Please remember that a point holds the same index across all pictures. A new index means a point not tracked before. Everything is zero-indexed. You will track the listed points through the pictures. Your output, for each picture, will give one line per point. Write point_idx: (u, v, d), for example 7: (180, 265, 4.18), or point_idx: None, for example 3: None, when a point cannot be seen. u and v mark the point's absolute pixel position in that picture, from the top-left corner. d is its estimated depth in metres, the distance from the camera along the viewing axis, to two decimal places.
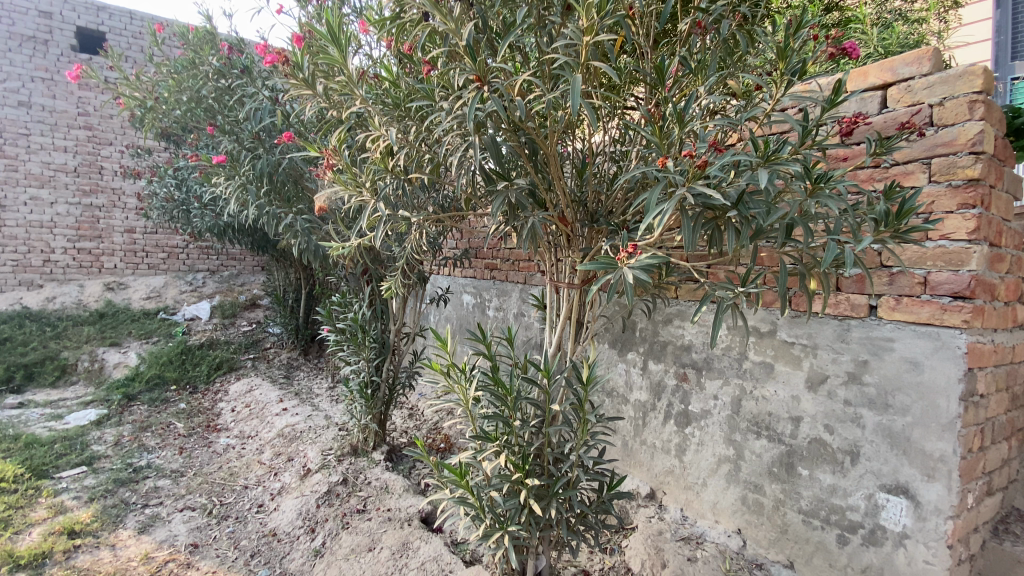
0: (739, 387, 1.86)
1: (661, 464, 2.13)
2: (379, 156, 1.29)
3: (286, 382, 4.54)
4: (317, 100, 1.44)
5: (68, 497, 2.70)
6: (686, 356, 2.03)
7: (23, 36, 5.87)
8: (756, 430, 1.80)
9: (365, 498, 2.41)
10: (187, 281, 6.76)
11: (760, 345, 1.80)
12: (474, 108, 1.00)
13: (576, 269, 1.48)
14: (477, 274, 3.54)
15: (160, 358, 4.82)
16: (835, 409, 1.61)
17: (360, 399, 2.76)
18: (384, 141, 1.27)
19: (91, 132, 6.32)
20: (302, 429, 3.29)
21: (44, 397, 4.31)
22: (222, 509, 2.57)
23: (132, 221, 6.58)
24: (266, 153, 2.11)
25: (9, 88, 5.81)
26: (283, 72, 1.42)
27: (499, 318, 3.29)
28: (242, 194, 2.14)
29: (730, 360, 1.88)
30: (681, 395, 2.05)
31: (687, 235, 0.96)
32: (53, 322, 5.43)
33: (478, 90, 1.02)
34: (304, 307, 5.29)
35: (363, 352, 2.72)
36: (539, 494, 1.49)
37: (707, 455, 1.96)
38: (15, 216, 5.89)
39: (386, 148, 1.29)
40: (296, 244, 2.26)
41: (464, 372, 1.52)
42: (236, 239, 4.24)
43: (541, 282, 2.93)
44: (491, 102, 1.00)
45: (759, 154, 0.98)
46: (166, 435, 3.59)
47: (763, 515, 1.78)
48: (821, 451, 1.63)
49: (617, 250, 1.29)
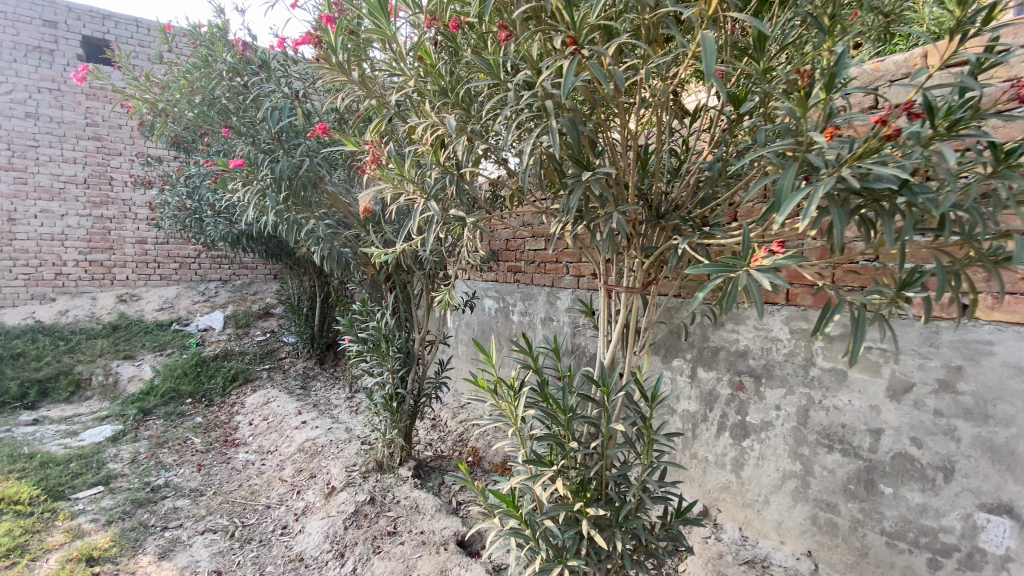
0: (806, 396, 1.71)
1: (715, 479, 1.98)
2: (430, 149, 1.14)
3: (303, 393, 4.43)
4: (352, 87, 1.32)
5: (84, 520, 2.59)
6: (742, 363, 1.89)
7: (29, 47, 5.82)
8: (828, 443, 1.65)
9: (395, 518, 2.27)
10: (199, 291, 6.68)
11: (829, 350, 1.66)
12: (571, 78, 0.85)
13: (637, 271, 1.30)
14: (500, 277, 3.40)
15: (175, 371, 4.72)
16: (923, 420, 1.45)
17: (385, 413, 2.62)
18: (437, 131, 1.12)
19: (99, 142, 6.26)
20: (323, 444, 3.17)
21: (58, 413, 4.23)
22: (244, 531, 2.44)
23: (142, 232, 6.52)
24: (286, 154, 1.98)
25: (16, 100, 5.76)
26: (315, 54, 1.30)
27: (525, 324, 3.15)
28: (261, 198, 2.01)
29: (795, 367, 1.74)
30: (737, 405, 1.91)
31: (841, 227, 0.74)
32: (65, 335, 5.36)
33: (574, 55, 0.86)
34: (319, 315, 5.18)
35: (387, 362, 2.58)
36: (599, 523, 1.34)
37: (769, 470, 1.81)
38: (26, 229, 5.83)
39: (439, 138, 1.14)
40: (318, 251, 2.13)
41: (513, 388, 1.37)
42: (249, 247, 4.13)
43: (571, 285, 2.78)
44: (593, 69, 0.85)
45: (942, 126, 0.78)
46: (183, 451, 3.48)
47: (838, 537, 1.63)
48: (907, 466, 1.48)
49: (694, 250, 1.12)
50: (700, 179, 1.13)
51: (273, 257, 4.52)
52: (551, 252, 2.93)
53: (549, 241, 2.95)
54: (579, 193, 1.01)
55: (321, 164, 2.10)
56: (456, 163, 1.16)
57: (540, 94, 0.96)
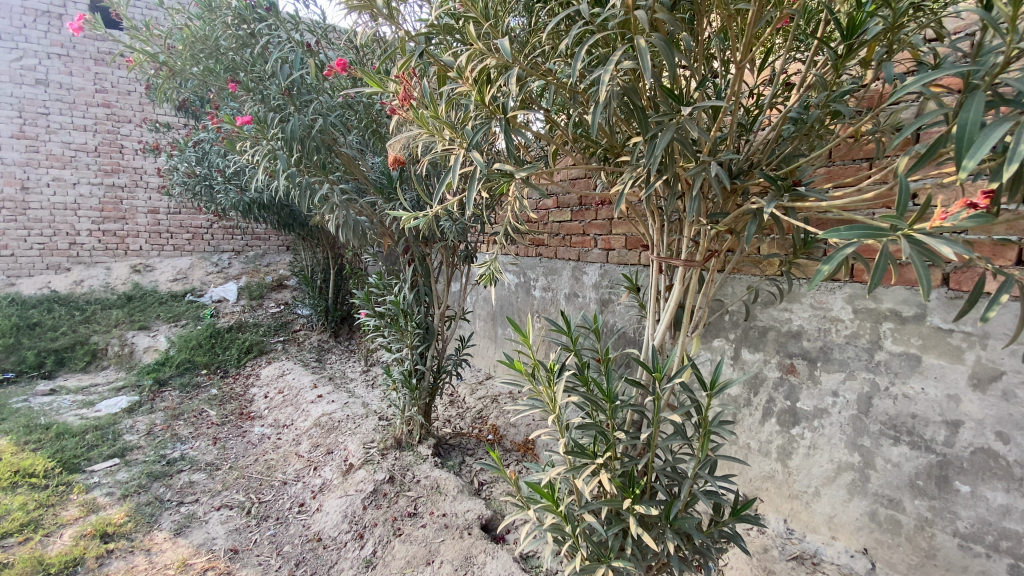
0: (869, 382, 1.56)
1: (758, 468, 1.85)
2: (476, 85, 0.98)
3: (319, 366, 4.36)
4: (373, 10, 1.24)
5: (100, 493, 2.54)
6: (794, 345, 1.74)
7: (36, 11, 5.65)
8: (893, 434, 1.50)
9: (416, 498, 2.18)
10: (213, 262, 6.62)
11: (900, 333, 1.49)
12: None
13: (701, 241, 1.13)
14: (521, 251, 3.25)
15: (190, 342, 4.68)
16: (1013, 413, 1.29)
17: (404, 389, 2.52)
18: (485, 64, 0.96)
19: (110, 109, 6.12)
20: (340, 419, 3.09)
21: (75, 383, 4.21)
22: (261, 508, 2.38)
23: (155, 201, 6.43)
24: (298, 112, 1.82)
25: (26, 66, 5.62)
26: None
27: (547, 299, 3.01)
28: (273, 160, 1.86)
29: (857, 350, 1.58)
30: (786, 390, 1.76)
31: None
32: (81, 305, 5.33)
33: None
34: (333, 287, 5.09)
35: (407, 338, 2.46)
36: (647, 521, 1.21)
37: (822, 461, 1.67)
38: (39, 198, 5.77)
39: (487, 72, 0.98)
40: (333, 219, 1.99)
41: (553, 373, 1.20)
42: (263, 217, 4.01)
43: (598, 259, 2.62)
44: None
45: None
46: (199, 424, 3.44)
47: (900, 535, 1.49)
48: (989, 464, 1.33)
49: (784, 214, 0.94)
50: (795, 129, 0.95)
51: (286, 228, 4.40)
52: (577, 224, 2.76)
53: (576, 212, 2.78)
54: (669, 136, 0.84)
55: (335, 125, 1.93)
56: (501, 104, 1.00)
57: (624, 6, 0.78)
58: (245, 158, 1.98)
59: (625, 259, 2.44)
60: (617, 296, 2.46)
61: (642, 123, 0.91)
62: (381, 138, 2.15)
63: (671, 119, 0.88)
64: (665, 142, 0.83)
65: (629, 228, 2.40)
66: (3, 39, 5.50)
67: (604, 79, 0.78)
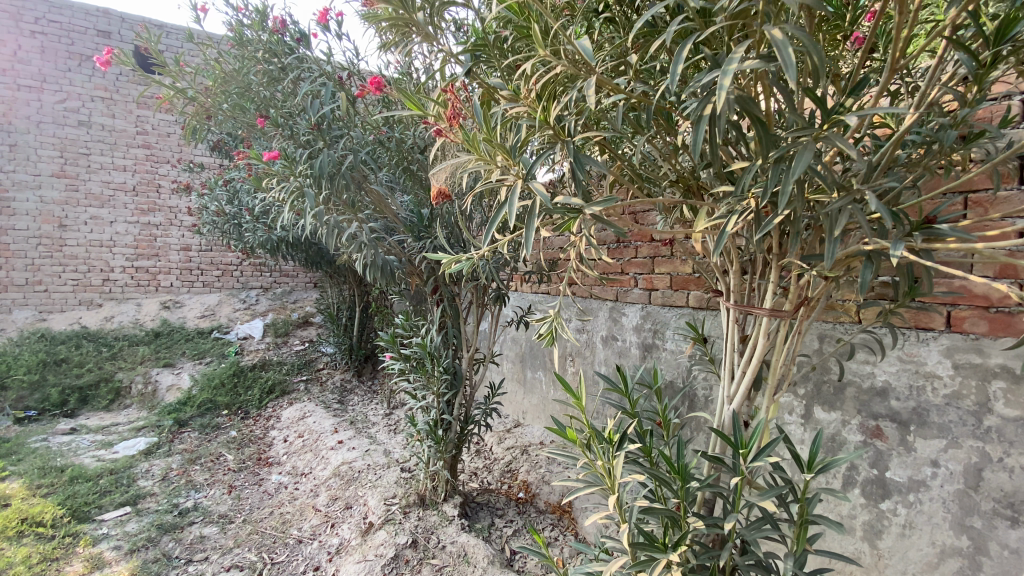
0: (977, 452, 1.32)
1: (839, 546, 1.60)
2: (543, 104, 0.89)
3: (341, 408, 4.21)
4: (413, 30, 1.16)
5: (107, 547, 2.39)
6: (880, 404, 1.52)
7: (83, 57, 5.94)
8: (1012, 516, 1.26)
9: (441, 567, 1.97)
10: (240, 299, 6.65)
11: (1016, 394, 1.26)
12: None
13: (792, 287, 0.96)
14: (553, 290, 3.10)
15: (212, 381, 4.60)
16: None
17: (430, 441, 2.33)
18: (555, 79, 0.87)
19: (149, 150, 6.34)
20: (360, 469, 2.90)
21: (97, 422, 4.15)
22: (273, 570, 2.19)
23: (187, 239, 6.54)
24: (327, 147, 1.74)
25: (71, 109, 5.88)
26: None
27: (582, 342, 2.82)
28: (300, 197, 1.77)
29: (960, 414, 1.35)
30: (871, 456, 1.53)
31: None
32: (109, 342, 5.34)
33: None
34: (358, 325, 4.99)
35: (433, 385, 2.29)
36: None
37: (920, 544, 1.42)
38: (76, 235, 5.92)
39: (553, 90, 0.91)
40: (360, 259, 1.88)
41: (613, 443, 1.02)
42: (288, 254, 3.97)
43: (640, 300, 2.44)
44: None
45: None
46: (215, 470, 3.29)
47: None
48: None
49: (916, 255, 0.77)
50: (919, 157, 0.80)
51: (312, 264, 4.37)
52: (614, 262, 2.59)
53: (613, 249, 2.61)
54: (808, 158, 0.68)
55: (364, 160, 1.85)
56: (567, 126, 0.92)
57: None
58: (270, 194, 1.90)
59: (669, 300, 2.26)
60: (662, 342, 2.27)
61: (761, 145, 0.75)
62: (411, 174, 2.05)
63: (806, 136, 0.71)
64: (803, 169, 0.67)
65: (675, 267, 2.23)
66: (50, 84, 5.79)
67: (724, 84, 0.63)
